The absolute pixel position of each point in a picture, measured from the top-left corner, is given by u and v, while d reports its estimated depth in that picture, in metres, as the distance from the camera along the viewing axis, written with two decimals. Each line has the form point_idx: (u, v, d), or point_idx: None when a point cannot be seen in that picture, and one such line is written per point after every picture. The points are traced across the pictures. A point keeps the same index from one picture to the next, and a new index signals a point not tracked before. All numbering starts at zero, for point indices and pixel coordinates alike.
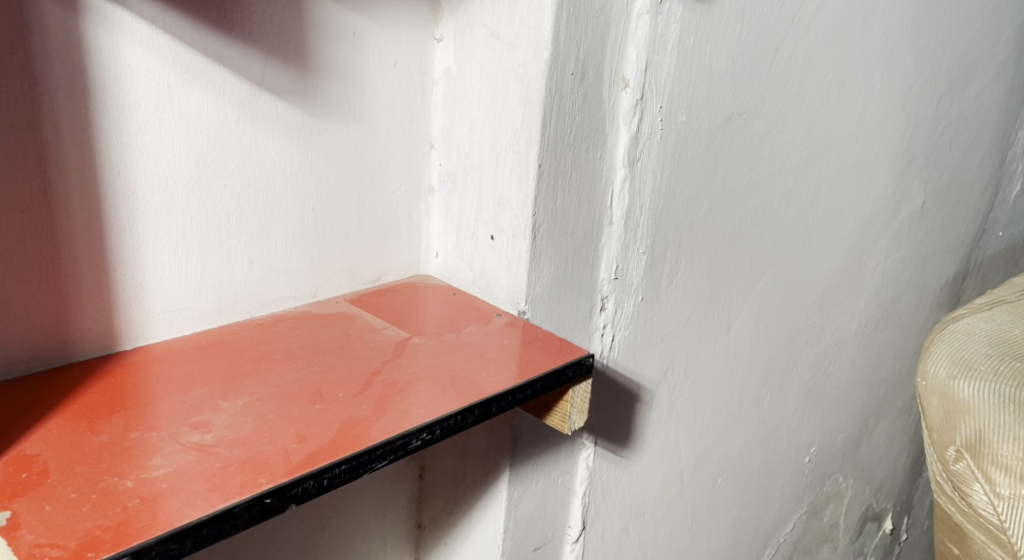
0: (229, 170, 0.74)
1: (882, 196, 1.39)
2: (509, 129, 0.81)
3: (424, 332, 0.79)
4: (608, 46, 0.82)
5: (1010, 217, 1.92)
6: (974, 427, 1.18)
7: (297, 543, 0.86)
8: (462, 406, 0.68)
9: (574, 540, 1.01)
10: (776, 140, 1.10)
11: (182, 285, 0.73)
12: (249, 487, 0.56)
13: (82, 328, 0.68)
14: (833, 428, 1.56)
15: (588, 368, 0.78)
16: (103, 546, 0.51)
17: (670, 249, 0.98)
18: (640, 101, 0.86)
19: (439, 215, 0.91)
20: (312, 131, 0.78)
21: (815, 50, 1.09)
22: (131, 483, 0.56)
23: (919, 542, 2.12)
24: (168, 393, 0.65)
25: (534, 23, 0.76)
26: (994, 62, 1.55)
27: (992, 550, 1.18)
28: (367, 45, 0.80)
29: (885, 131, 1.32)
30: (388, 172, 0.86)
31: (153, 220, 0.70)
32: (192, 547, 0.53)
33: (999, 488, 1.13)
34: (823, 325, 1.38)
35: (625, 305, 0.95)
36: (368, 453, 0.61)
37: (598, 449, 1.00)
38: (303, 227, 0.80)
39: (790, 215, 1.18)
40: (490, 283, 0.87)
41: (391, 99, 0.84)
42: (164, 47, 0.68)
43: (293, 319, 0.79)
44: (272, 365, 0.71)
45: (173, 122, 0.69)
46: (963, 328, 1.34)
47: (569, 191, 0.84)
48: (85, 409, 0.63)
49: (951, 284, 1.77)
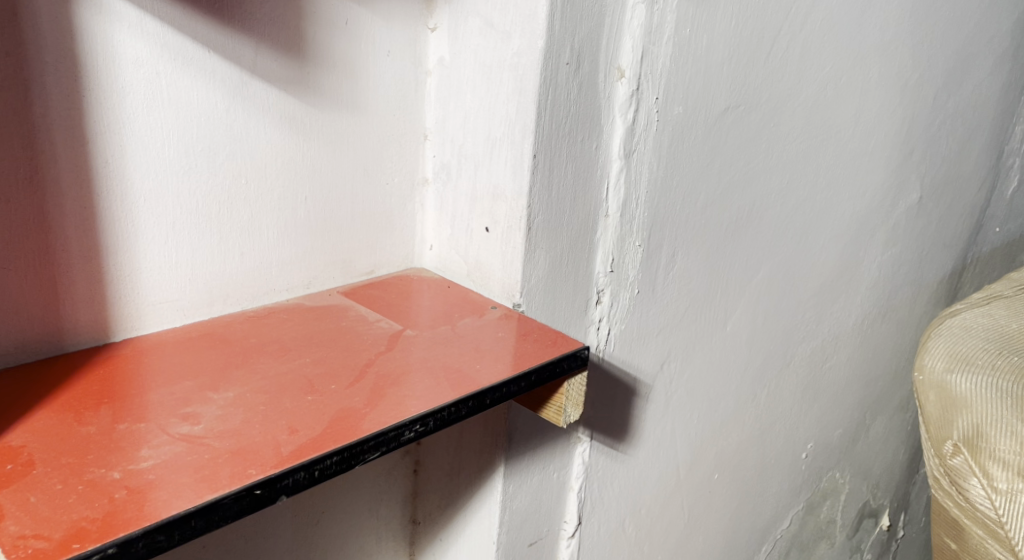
0: (220, 160, 0.73)
1: (879, 191, 1.38)
2: (504, 120, 0.80)
3: (418, 325, 0.79)
4: (604, 35, 0.81)
5: (1008, 213, 1.91)
6: (971, 422, 1.18)
7: (291, 536, 0.86)
8: (456, 398, 0.67)
9: (570, 536, 1.00)
10: (773, 133, 1.09)
11: (173, 276, 0.72)
12: (238, 478, 0.56)
13: (73, 318, 0.68)
14: (830, 423, 1.55)
15: (583, 361, 0.78)
16: (89, 538, 0.50)
17: (666, 241, 0.98)
18: (636, 92, 0.86)
19: (433, 207, 0.90)
20: (303, 121, 0.78)
21: (813, 42, 1.08)
22: (118, 474, 0.55)
23: (916, 538, 2.12)
24: (156, 385, 0.64)
25: (529, 11, 0.76)
26: (991, 57, 1.54)
27: (989, 544, 1.18)
28: (362, 34, 0.79)
29: (882, 124, 1.31)
30: (382, 163, 0.85)
31: (143, 210, 0.69)
32: (180, 539, 0.53)
33: (997, 482, 1.13)
34: (820, 320, 1.38)
35: (621, 298, 0.95)
36: (360, 445, 0.61)
37: (593, 443, 0.99)
38: (295, 218, 0.79)
39: (786, 208, 1.17)
40: (485, 276, 0.86)
41: (386, 88, 0.83)
42: (153, 34, 0.67)
43: (285, 311, 0.78)
44: (263, 356, 0.70)
45: (162, 111, 0.69)
46: (960, 322, 1.33)
47: (564, 181, 0.83)
48: (73, 400, 0.62)
49: (948, 278, 1.76)
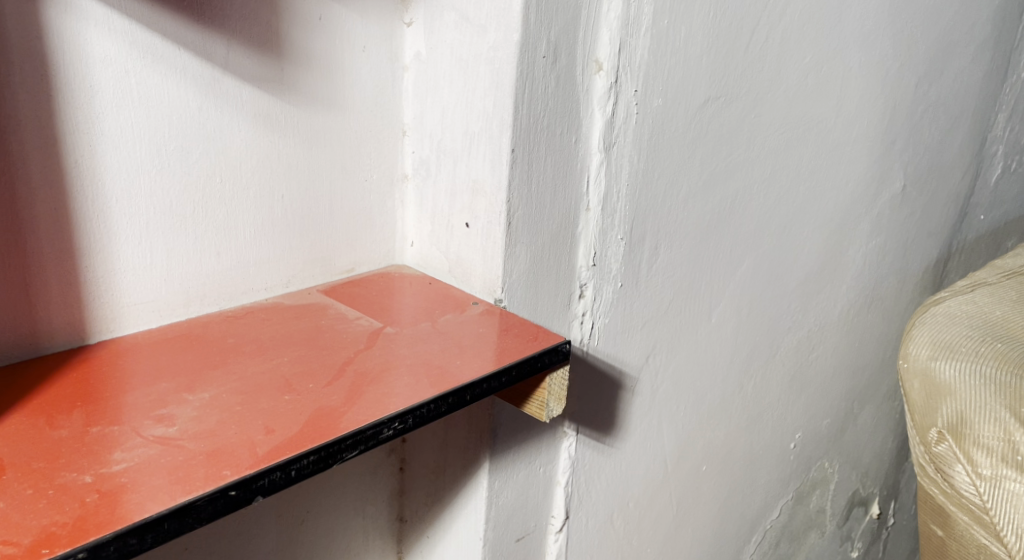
0: (193, 158, 0.72)
1: (862, 181, 1.38)
2: (481, 115, 0.80)
3: (399, 322, 0.78)
4: (581, 28, 0.81)
5: (992, 200, 1.91)
6: (955, 409, 1.18)
7: (275, 537, 0.85)
8: (435, 394, 0.67)
9: (557, 531, 1.00)
10: (754, 124, 1.09)
11: (148, 277, 0.72)
12: (213, 479, 0.55)
13: (46, 320, 0.67)
14: (818, 413, 1.56)
15: (565, 355, 0.77)
16: (59, 543, 0.49)
17: (649, 234, 0.97)
18: (614, 85, 0.86)
19: (413, 203, 0.89)
20: (278, 118, 0.77)
21: (791, 33, 1.08)
22: (89, 477, 0.54)
23: (906, 525, 2.13)
24: (132, 388, 0.64)
25: (504, 5, 0.75)
26: (972, 45, 1.54)
27: (974, 530, 1.19)
28: (336, 30, 0.79)
29: (865, 112, 1.31)
30: (360, 159, 0.85)
31: (116, 210, 0.69)
32: (153, 541, 0.52)
33: (981, 468, 1.14)
34: (806, 310, 1.38)
35: (604, 292, 0.94)
36: (337, 444, 0.60)
37: (579, 437, 0.99)
38: (272, 215, 0.79)
39: (769, 199, 1.17)
40: (466, 272, 0.86)
41: (363, 84, 0.83)
42: (121, 32, 0.66)
43: (264, 311, 0.78)
44: (240, 356, 0.69)
45: (132, 110, 0.68)
46: (944, 309, 1.33)
47: (544, 176, 0.83)
48: (45, 404, 0.61)
49: (933, 266, 1.76)
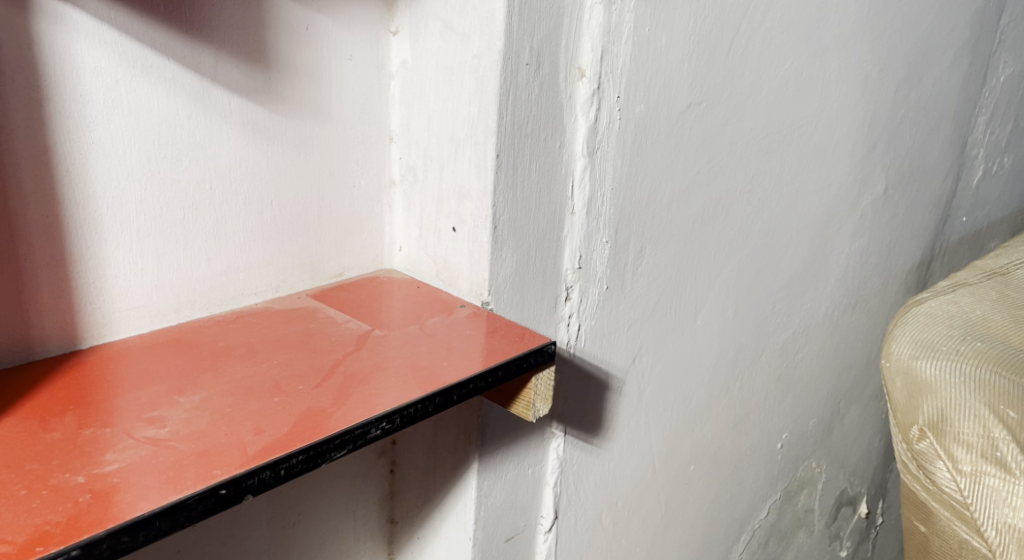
0: (182, 166, 0.73)
1: (844, 184, 1.40)
2: (466, 121, 0.81)
3: (387, 325, 0.79)
4: (563, 36, 0.83)
5: (973, 202, 1.94)
6: (936, 406, 1.20)
7: (268, 538, 0.87)
8: (422, 395, 0.68)
9: (546, 530, 1.02)
10: (736, 129, 1.10)
11: (139, 282, 0.73)
12: (203, 478, 0.56)
13: (40, 325, 0.68)
14: (804, 413, 1.57)
15: (550, 356, 0.79)
16: (52, 541, 0.51)
17: (634, 238, 0.99)
18: (597, 91, 0.87)
19: (401, 209, 0.91)
20: (266, 127, 0.78)
21: (771, 40, 1.10)
22: (82, 478, 0.56)
23: (894, 524, 2.15)
24: (123, 391, 0.65)
25: (487, 14, 0.77)
26: (951, 50, 1.56)
27: (956, 526, 1.21)
28: (323, 40, 0.80)
29: (846, 116, 1.33)
30: (348, 166, 0.86)
31: (107, 217, 0.70)
32: (145, 539, 0.53)
33: (961, 464, 1.16)
34: (791, 312, 1.40)
35: (590, 294, 0.96)
36: (326, 444, 0.61)
37: (567, 438, 1.00)
38: (261, 221, 0.80)
39: (752, 202, 1.19)
40: (453, 275, 0.87)
41: (350, 92, 0.84)
42: (111, 43, 0.67)
43: (253, 315, 0.79)
44: (231, 359, 0.71)
45: (123, 119, 0.69)
46: (926, 309, 1.35)
47: (528, 180, 0.84)
48: (38, 408, 0.62)
49: (917, 267, 1.79)
